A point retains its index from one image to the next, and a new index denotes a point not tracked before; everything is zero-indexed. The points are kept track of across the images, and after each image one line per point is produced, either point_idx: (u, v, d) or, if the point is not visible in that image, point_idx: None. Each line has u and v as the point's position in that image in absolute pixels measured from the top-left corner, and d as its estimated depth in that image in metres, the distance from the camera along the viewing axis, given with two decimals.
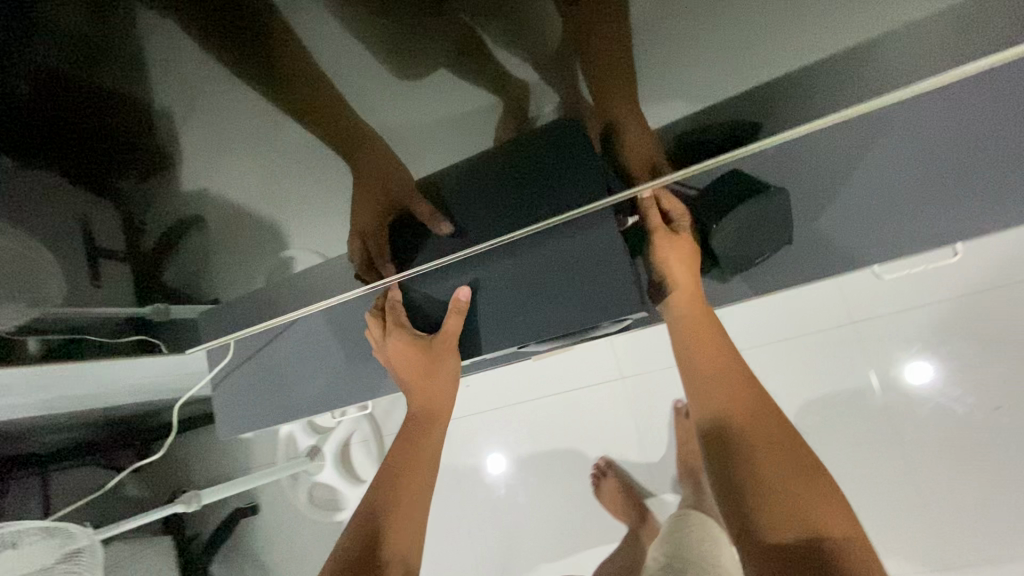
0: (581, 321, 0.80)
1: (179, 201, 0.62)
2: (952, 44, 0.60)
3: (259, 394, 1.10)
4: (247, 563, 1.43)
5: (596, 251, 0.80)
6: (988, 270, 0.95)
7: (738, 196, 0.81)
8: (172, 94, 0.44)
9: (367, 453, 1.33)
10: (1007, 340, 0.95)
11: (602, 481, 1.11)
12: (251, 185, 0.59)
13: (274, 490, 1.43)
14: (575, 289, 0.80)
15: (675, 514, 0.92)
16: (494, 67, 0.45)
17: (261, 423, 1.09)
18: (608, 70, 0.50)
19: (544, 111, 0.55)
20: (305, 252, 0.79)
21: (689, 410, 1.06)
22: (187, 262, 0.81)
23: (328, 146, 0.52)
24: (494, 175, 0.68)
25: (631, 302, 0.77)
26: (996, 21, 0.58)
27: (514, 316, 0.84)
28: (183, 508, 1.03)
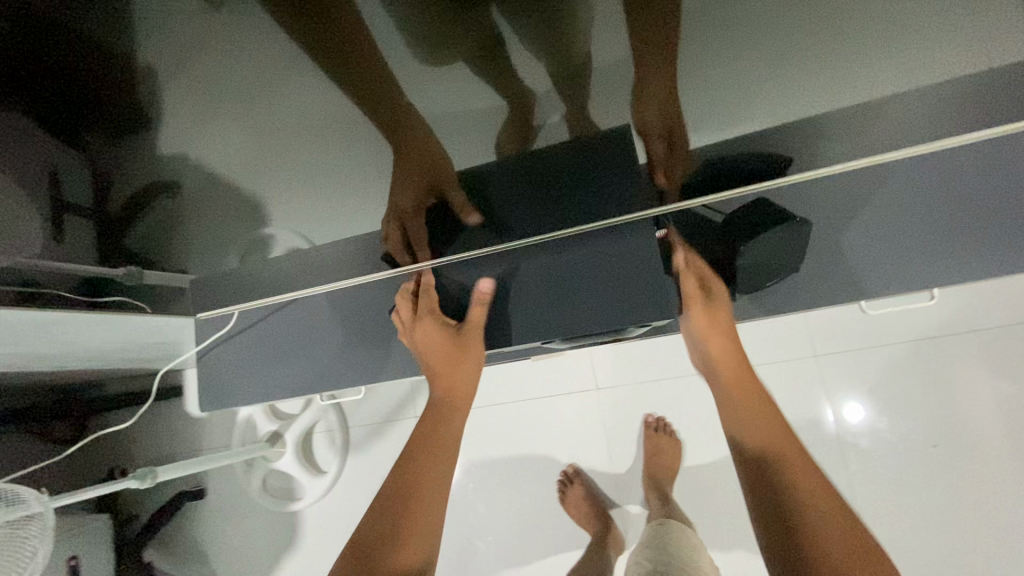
0: (600, 324, 0.83)
1: (158, 165, 0.65)
2: (917, 108, 0.68)
3: (251, 366, 1.13)
4: (188, 550, 1.36)
5: (622, 260, 0.82)
6: (934, 319, 1.06)
7: (765, 221, 0.85)
8: (162, 52, 0.49)
9: (332, 442, 1.30)
10: (944, 383, 1.05)
11: (567, 488, 1.13)
12: (233, 155, 0.63)
13: (226, 475, 1.37)
14: (595, 294, 0.84)
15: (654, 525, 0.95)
16: (511, 64, 0.49)
17: (250, 397, 1.12)
18: (616, 91, 0.54)
19: (549, 120, 0.58)
20: (286, 231, 0.83)
21: (658, 424, 1.11)
22: (156, 229, 0.82)
23: (320, 125, 0.57)
24: (528, 179, 0.73)
25: (646, 313, 0.81)
26: (957, 94, 0.67)
27: (540, 311, 0.88)
28: (135, 485, 0.97)
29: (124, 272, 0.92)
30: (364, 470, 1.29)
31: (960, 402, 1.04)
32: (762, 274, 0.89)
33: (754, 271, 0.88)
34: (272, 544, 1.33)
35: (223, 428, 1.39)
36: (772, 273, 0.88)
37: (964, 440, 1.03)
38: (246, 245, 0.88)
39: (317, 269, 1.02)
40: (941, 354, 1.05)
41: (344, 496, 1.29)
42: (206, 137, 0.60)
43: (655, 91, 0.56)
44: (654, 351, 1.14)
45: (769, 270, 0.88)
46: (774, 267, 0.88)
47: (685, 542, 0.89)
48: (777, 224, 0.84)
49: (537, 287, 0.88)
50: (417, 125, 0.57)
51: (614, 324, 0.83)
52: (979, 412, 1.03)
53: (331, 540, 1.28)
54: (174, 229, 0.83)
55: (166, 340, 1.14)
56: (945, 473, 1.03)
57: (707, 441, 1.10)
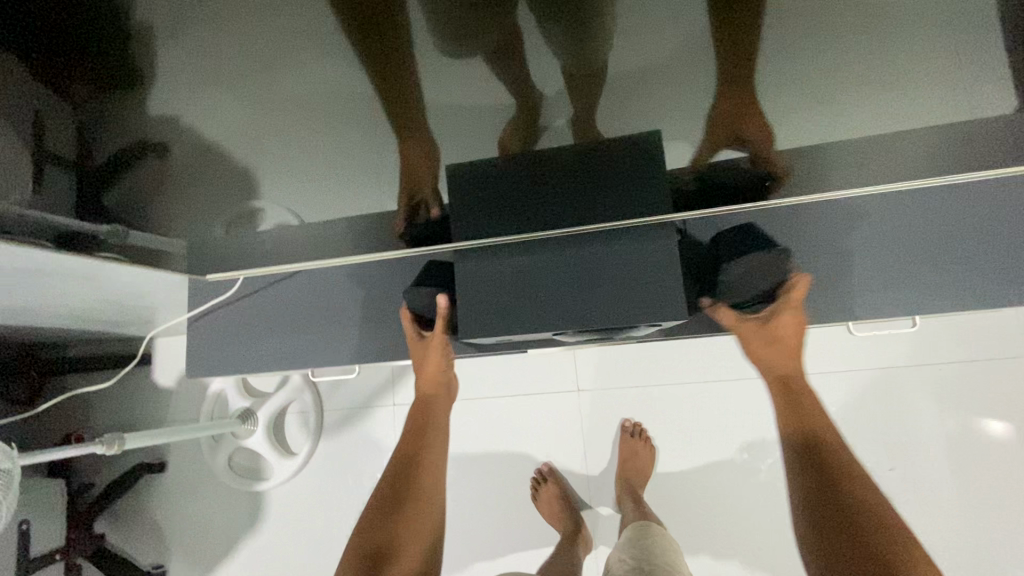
0: (599, 322, 0.81)
1: (145, 124, 0.62)
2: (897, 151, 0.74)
3: (235, 338, 1.12)
4: (143, 525, 1.32)
5: (626, 259, 0.82)
6: (898, 349, 1.12)
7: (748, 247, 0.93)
8: (159, 9, 0.47)
9: (304, 423, 1.29)
10: (904, 409, 1.11)
11: (540, 487, 1.14)
12: (230, 126, 0.61)
13: (191, 450, 1.33)
14: (596, 292, 0.82)
15: (635, 526, 0.97)
16: (523, 71, 0.50)
17: (240, 368, 1.11)
18: (622, 100, 0.56)
19: (555, 122, 0.60)
20: (274, 206, 0.83)
21: (635, 429, 1.14)
22: (138, 191, 0.79)
23: (334, 107, 0.56)
24: (561, 176, 0.73)
25: (649, 315, 0.79)
26: (937, 136, 0.72)
27: (534, 305, 0.83)
28: (103, 450, 0.94)
29: (110, 228, 0.86)
30: (336, 454, 1.27)
31: (914, 429, 1.10)
32: (744, 291, 0.94)
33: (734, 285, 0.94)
34: (233, 524, 1.29)
35: (191, 402, 1.35)
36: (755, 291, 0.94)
37: (915, 465, 1.09)
38: (233, 215, 0.87)
39: (311, 247, 1.01)
40: (900, 383, 1.11)
41: (314, 478, 1.27)
42: (200, 111, 0.59)
43: (654, 108, 0.59)
44: (635, 358, 1.17)
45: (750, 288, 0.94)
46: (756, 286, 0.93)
47: (664, 544, 0.91)
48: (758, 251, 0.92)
49: (518, 288, 0.84)
50: (435, 116, 0.58)
51: (612, 325, 0.80)
52: (930, 439, 1.10)
53: (297, 523, 1.27)
54: (150, 194, 0.80)
55: (144, 305, 1.11)
56: (897, 496, 1.09)
57: (679, 449, 1.13)
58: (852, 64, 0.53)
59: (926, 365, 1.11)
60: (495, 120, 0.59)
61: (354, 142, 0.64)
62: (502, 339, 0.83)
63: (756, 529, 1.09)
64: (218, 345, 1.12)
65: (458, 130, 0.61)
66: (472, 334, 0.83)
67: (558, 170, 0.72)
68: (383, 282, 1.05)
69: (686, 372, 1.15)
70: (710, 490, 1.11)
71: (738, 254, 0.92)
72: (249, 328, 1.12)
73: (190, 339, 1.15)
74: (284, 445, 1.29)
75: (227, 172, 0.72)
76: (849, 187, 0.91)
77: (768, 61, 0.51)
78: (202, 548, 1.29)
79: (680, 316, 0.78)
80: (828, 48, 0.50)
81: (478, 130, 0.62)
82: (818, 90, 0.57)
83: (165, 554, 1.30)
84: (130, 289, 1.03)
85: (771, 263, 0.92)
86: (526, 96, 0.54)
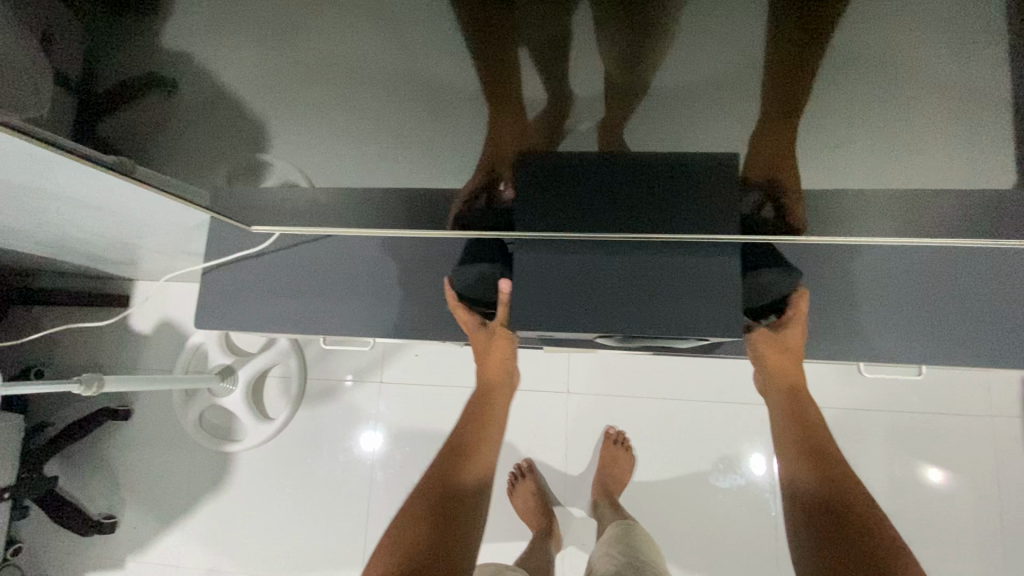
0: (611, 325, 0.81)
1: (163, 58, 0.58)
2: (905, 213, 0.76)
3: (238, 294, 1.09)
4: (98, 471, 1.27)
5: (650, 272, 0.83)
6: (869, 395, 1.17)
7: (762, 261, 0.90)
8: None
9: (284, 389, 1.26)
10: (867, 450, 1.16)
11: (517, 482, 1.15)
12: (252, 69, 0.58)
13: (159, 402, 1.29)
14: (612, 298, 0.83)
15: (619, 522, 1.00)
16: (564, 75, 0.50)
17: (253, 324, 1.07)
18: (658, 119, 0.55)
19: (580, 127, 0.58)
20: (285, 163, 0.79)
21: (618, 437, 1.15)
22: (142, 132, 0.74)
23: (369, 66, 0.54)
24: (655, 186, 0.71)
25: (661, 328, 0.80)
26: (943, 211, 0.74)
27: (550, 302, 0.83)
28: (79, 389, 0.90)
29: (118, 162, 0.80)
30: (312, 425, 1.25)
31: (869, 470, 1.15)
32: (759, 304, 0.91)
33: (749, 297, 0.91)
34: (194, 483, 1.25)
35: (164, 353, 1.30)
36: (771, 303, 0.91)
37: None
38: (238, 168, 0.82)
39: (318, 213, 0.97)
40: (865, 425, 1.16)
41: (286, 445, 1.25)
42: (218, 51, 0.56)
43: (685, 131, 0.58)
44: (624, 369, 1.19)
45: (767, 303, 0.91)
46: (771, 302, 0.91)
47: (647, 547, 0.95)
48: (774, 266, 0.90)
49: (538, 283, 0.84)
50: (481, 106, 0.57)
51: (624, 330, 0.81)
52: (881, 483, 1.15)
53: (260, 489, 1.24)
54: (147, 138, 0.75)
55: (132, 245, 1.06)
56: None
57: (654, 463, 1.16)
58: (873, 123, 0.53)
59: (893, 412, 1.16)
60: (534, 119, 0.58)
61: (384, 106, 0.60)
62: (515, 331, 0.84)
63: (716, 547, 1.12)
64: (235, 297, 1.08)
65: (498, 123, 0.60)
66: (520, 325, 0.83)
67: (653, 182, 0.70)
68: (391, 257, 1.04)
69: (671, 388, 1.18)
70: (676, 505, 1.14)
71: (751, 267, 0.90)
72: (249, 286, 1.09)
73: (205, 285, 1.10)
74: (262, 408, 1.26)
75: (241, 118, 0.68)
76: (873, 238, 0.87)
77: (804, 106, 0.51)
78: (158, 503, 1.25)
79: (730, 330, 0.79)
80: (857, 103, 0.51)
81: (515, 129, 0.61)
82: (848, 146, 0.58)
83: (117, 504, 1.25)
84: (124, 229, 0.98)
85: (782, 279, 0.90)
86: (567, 100, 0.53)
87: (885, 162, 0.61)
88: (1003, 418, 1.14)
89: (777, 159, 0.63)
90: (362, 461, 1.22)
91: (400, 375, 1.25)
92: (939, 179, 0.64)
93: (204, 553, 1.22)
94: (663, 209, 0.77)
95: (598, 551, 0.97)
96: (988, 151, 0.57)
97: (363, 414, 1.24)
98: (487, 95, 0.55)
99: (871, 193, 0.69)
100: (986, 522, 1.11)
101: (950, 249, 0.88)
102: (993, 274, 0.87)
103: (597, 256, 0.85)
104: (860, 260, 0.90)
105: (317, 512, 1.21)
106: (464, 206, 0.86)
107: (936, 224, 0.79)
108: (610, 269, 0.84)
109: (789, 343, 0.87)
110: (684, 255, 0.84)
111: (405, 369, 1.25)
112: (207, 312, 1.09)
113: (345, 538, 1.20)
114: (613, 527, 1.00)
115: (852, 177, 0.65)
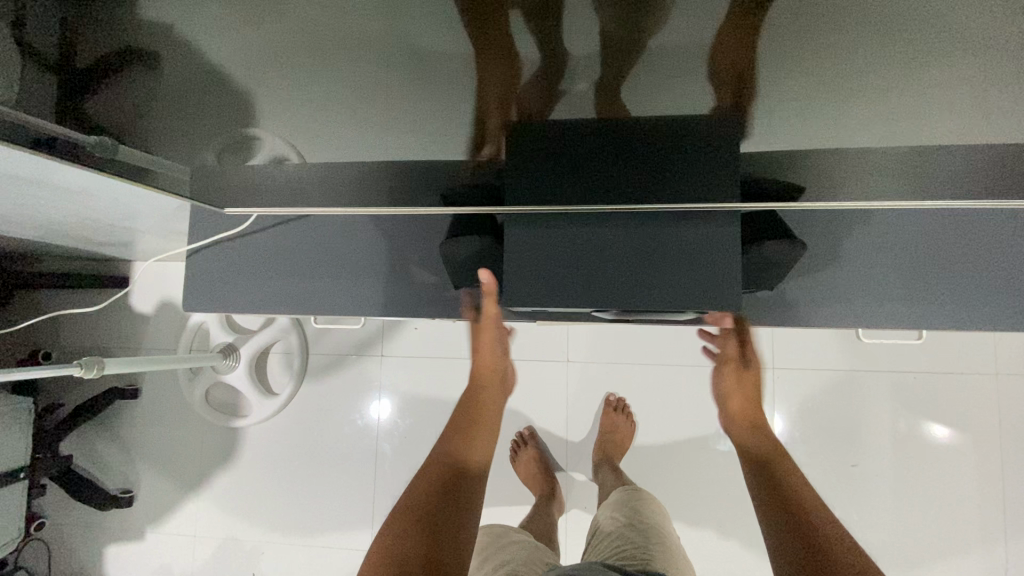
0: (607, 299, 0.79)
1: (143, 24, 0.57)
2: (915, 173, 0.73)
3: (234, 273, 1.08)
4: (113, 447, 1.30)
5: (642, 243, 0.80)
6: (875, 357, 1.16)
7: (765, 230, 0.86)
8: None
9: (287, 364, 1.27)
10: (872, 413, 1.15)
11: (520, 449, 1.18)
12: (235, 35, 0.56)
13: (167, 380, 1.31)
14: (606, 272, 0.80)
15: (623, 487, 1.02)
16: (555, 27, 0.47)
17: (251, 305, 1.07)
18: (654, 77, 0.53)
19: (577, 86, 0.56)
20: (273, 137, 0.76)
21: (618, 403, 1.16)
22: (127, 108, 0.72)
23: (352, 28, 0.52)
24: (654, 156, 0.68)
25: (660, 300, 0.78)
26: (950, 171, 0.72)
27: (542, 279, 0.80)
28: (78, 371, 0.91)
29: (98, 141, 0.78)
30: (317, 399, 1.27)
31: (873, 431, 1.15)
32: (760, 277, 0.88)
33: (748, 264, 0.87)
34: (205, 458, 1.28)
35: (168, 332, 1.31)
36: (767, 274, 0.87)
37: (872, 465, 1.15)
38: (226, 145, 0.81)
39: (309, 191, 0.95)
40: (870, 387, 1.16)
41: (291, 419, 1.27)
42: (199, 21, 0.55)
43: (681, 91, 0.55)
44: (625, 338, 1.19)
45: (766, 275, 0.88)
46: (772, 274, 0.88)
47: (654, 510, 0.96)
48: (776, 235, 0.86)
49: (528, 260, 0.81)
50: (461, 70, 0.54)
51: (620, 302, 0.79)
52: (884, 442, 1.15)
53: (268, 462, 1.27)
54: (131, 119, 0.75)
55: (125, 228, 1.05)
56: (850, 493, 1.14)
57: (656, 430, 1.17)
58: (879, 69, 0.49)
59: (899, 373, 1.15)
60: (525, 81, 0.55)
61: (367, 77, 0.58)
62: (510, 309, 0.81)
63: (717, 509, 1.14)
64: (229, 277, 1.08)
65: (488, 91, 0.58)
66: (514, 304, 0.80)
67: (652, 152, 0.67)
68: (384, 232, 1.02)
69: (670, 355, 1.18)
70: (676, 468, 1.15)
71: (754, 237, 0.86)
72: (243, 266, 1.07)
73: (190, 264, 1.08)
74: (266, 384, 1.27)
75: (224, 97, 0.67)
76: (877, 202, 0.84)
77: (797, 64, 0.50)
78: (173, 477, 1.29)
79: (727, 303, 0.76)
80: (862, 55, 0.48)
81: (505, 96, 0.58)
82: (857, 108, 0.56)
83: (132, 479, 1.29)
84: (113, 212, 0.97)
85: (787, 252, 0.86)
86: (557, 59, 0.51)
87: (897, 122, 0.58)
88: (1008, 376, 1.12)
89: (788, 126, 0.61)
90: (369, 432, 1.24)
91: (401, 348, 1.25)
92: (945, 136, 0.61)
93: (219, 522, 1.26)
94: (663, 183, 0.74)
95: (601, 515, 0.98)
96: (1005, 104, 0.54)
97: (366, 387, 1.25)
98: (476, 56, 0.52)
99: (873, 154, 0.67)
100: (987, 481, 1.12)
101: (964, 210, 0.84)
102: (1009, 235, 0.84)
103: (584, 231, 0.80)
104: (866, 228, 0.87)
105: (327, 483, 1.24)
106: (453, 181, 0.84)
107: (947, 184, 0.76)
108: (599, 244, 0.80)
109: (747, 374, 1.03)
110: (676, 230, 0.79)
111: (406, 343, 1.25)
112: (190, 300, 1.08)
113: (354, 508, 1.23)
114: (616, 493, 1.01)
115: (863, 139, 0.63)
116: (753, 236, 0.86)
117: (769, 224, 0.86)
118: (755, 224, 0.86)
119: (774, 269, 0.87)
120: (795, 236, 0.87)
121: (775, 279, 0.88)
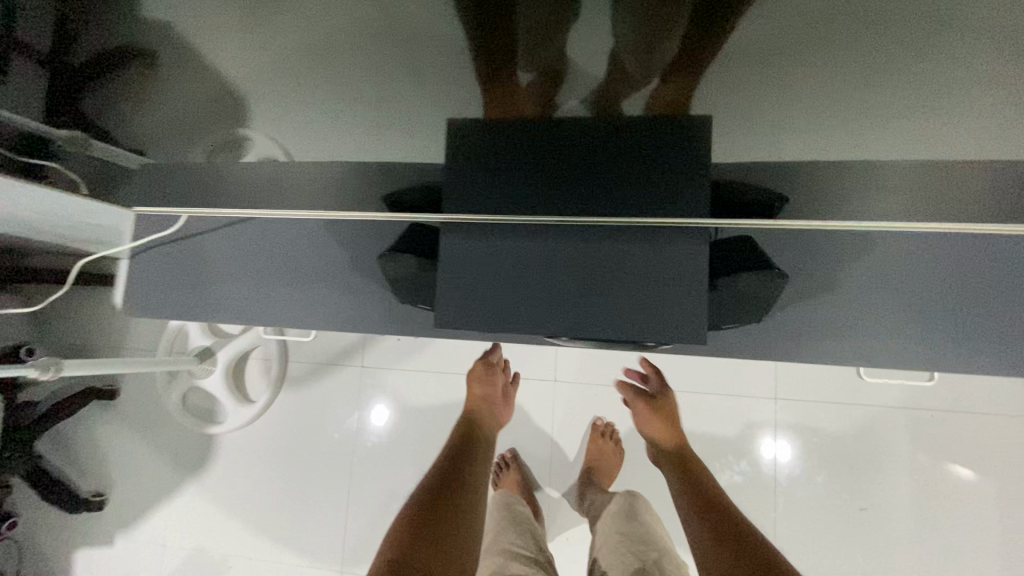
0: (558, 325, 0.70)
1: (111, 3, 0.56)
2: (933, 194, 0.65)
3: (179, 277, 0.98)
4: (90, 448, 1.28)
5: (605, 263, 0.70)
6: (889, 394, 1.06)
7: (742, 262, 0.78)
8: None
9: (265, 371, 1.23)
10: (884, 452, 1.06)
11: (503, 471, 1.11)
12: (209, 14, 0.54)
13: (147, 384, 1.28)
14: (564, 294, 0.70)
15: (622, 494, 0.97)
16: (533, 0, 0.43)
17: (200, 312, 0.96)
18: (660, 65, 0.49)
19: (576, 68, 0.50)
20: (265, 139, 0.71)
21: (608, 430, 1.09)
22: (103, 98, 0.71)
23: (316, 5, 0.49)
24: (644, 166, 0.62)
25: (622, 329, 0.68)
26: (971, 189, 0.65)
27: (487, 295, 0.71)
28: (34, 372, 0.87)
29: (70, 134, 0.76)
30: (295, 409, 1.22)
31: (885, 472, 1.05)
32: (733, 313, 0.80)
33: (718, 302, 0.79)
34: (179, 462, 1.25)
35: (149, 334, 1.29)
36: (743, 310, 0.80)
37: (886, 508, 1.04)
38: (214, 146, 0.77)
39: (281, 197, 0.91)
40: (883, 423, 1.06)
41: (268, 428, 1.22)
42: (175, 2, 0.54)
43: (669, 76, 0.50)
44: (615, 359, 1.12)
45: (744, 312, 0.80)
46: (746, 309, 0.80)
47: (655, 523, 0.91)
48: (755, 268, 0.78)
49: (474, 275, 0.71)
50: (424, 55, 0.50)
51: (574, 327, 0.69)
52: (898, 483, 1.05)
53: (242, 470, 1.22)
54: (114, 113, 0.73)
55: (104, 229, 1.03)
56: (862, 540, 1.04)
57: (647, 458, 1.09)
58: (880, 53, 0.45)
59: (915, 411, 1.06)
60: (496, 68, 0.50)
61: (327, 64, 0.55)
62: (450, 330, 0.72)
63: None
64: (176, 280, 0.98)
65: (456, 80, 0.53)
66: (452, 324, 0.71)
67: (640, 161, 0.62)
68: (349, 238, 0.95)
69: (661, 378, 1.11)
70: (667, 500, 1.08)
71: (728, 269, 0.78)
72: (190, 270, 0.97)
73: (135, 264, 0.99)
74: (244, 391, 1.23)
75: (191, 86, 0.64)
76: (887, 227, 0.75)
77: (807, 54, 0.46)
78: (146, 482, 1.25)
79: (697, 335, 0.65)
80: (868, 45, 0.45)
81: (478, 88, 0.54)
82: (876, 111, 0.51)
83: (106, 483, 1.26)
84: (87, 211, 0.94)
85: (765, 284, 0.78)
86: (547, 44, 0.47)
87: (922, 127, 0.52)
88: None
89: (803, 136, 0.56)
90: (346, 443, 1.19)
91: (379, 359, 1.20)
92: (969, 146, 0.54)
93: (190, 532, 1.22)
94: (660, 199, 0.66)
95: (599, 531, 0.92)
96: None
97: (345, 401, 1.20)
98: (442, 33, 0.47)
99: (886, 165, 0.60)
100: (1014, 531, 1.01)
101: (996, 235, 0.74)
102: None
103: (522, 244, 0.71)
104: (877, 244, 0.76)
105: (301, 496, 1.19)
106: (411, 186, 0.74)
107: (972, 205, 0.68)
108: (548, 261, 0.71)
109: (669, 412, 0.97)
110: (644, 247, 0.68)
111: (384, 356, 1.20)
112: (136, 300, 0.99)
113: (325, 524, 1.17)
114: (616, 501, 0.95)
115: (881, 149, 0.56)
116: (727, 268, 0.78)
117: (746, 253, 0.78)
118: (725, 254, 0.77)
119: (750, 303, 0.79)
120: (772, 263, 0.79)
121: (754, 313, 0.80)
